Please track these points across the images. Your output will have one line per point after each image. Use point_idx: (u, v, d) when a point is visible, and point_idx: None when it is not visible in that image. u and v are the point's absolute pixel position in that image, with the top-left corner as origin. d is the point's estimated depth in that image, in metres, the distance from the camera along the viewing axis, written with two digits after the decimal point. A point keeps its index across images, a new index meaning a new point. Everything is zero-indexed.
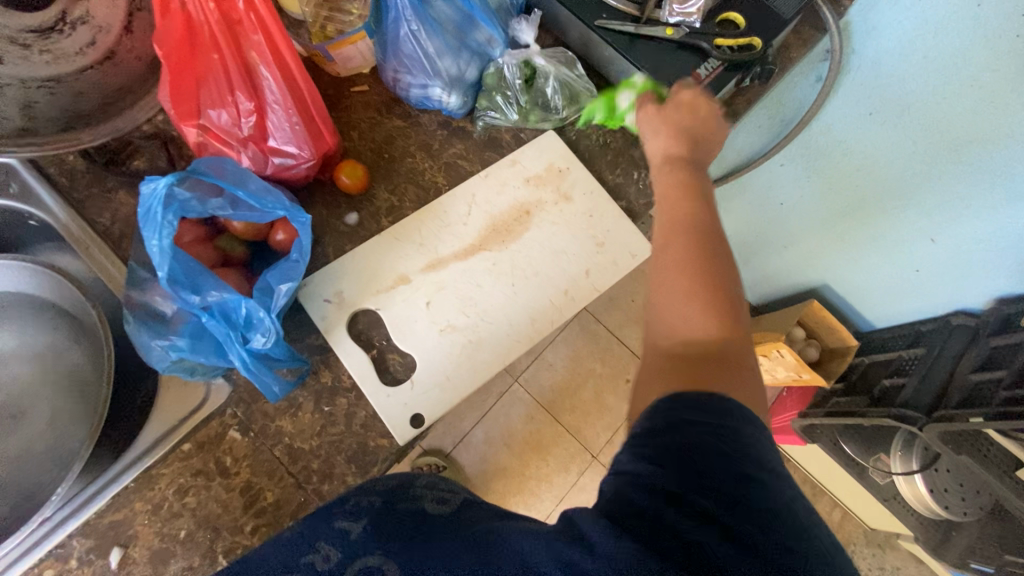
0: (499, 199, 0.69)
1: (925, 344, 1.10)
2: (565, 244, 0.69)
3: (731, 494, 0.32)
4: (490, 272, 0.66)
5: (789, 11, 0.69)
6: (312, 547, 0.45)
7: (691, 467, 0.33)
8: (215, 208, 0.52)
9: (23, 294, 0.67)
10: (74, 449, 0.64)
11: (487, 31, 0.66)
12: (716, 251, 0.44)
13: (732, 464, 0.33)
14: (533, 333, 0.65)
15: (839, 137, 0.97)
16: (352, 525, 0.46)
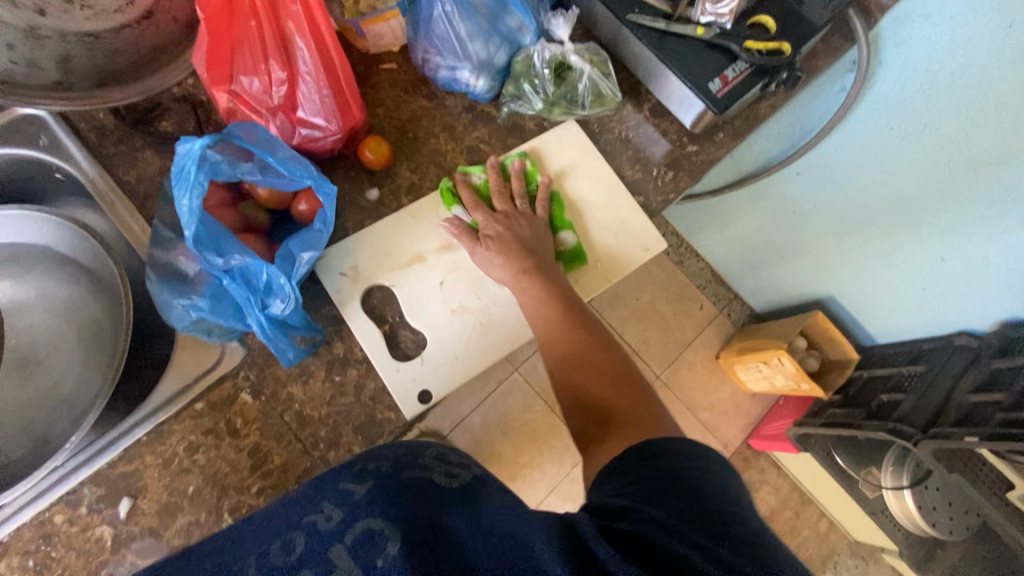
0: None
1: (927, 362, 1.11)
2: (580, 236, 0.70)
3: (697, 516, 0.38)
4: None
5: (820, 18, 0.70)
6: (316, 506, 0.45)
7: (659, 490, 0.40)
8: (245, 172, 0.52)
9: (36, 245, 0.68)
10: (88, 401, 0.66)
11: (519, 17, 0.66)
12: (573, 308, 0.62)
13: (695, 489, 0.40)
14: None
15: (857, 150, 0.97)
16: (356, 487, 0.46)
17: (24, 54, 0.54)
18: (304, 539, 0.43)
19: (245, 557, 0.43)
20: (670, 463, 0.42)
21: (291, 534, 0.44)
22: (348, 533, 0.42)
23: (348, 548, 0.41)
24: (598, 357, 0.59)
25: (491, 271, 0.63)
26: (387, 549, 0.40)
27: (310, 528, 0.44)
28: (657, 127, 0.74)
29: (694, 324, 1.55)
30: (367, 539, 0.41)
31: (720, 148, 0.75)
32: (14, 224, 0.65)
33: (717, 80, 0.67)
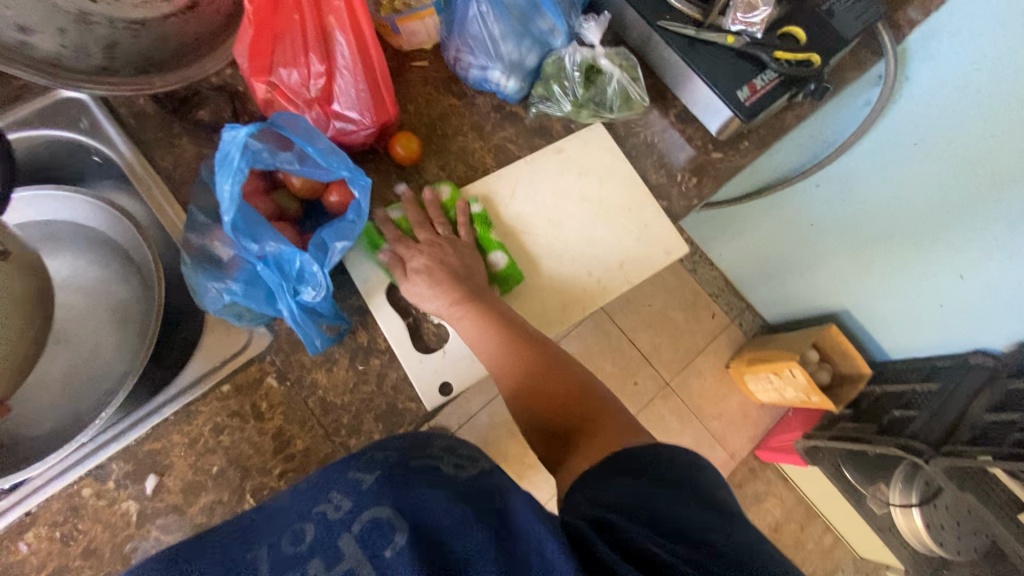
0: (539, 184, 0.70)
1: (941, 379, 1.11)
2: (602, 236, 0.70)
3: (687, 530, 0.37)
4: (526, 256, 0.68)
5: (850, 30, 0.70)
6: (325, 496, 0.45)
7: (649, 498, 0.39)
8: (284, 161, 0.54)
9: (68, 223, 0.69)
10: (115, 380, 0.67)
11: (551, 19, 0.67)
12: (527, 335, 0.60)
13: (685, 502, 0.40)
14: (563, 318, 0.67)
15: (878, 164, 0.97)
16: (365, 476, 0.46)
17: (74, 39, 0.55)
18: (314, 529, 0.42)
19: (256, 548, 0.42)
20: (661, 474, 0.41)
21: (301, 525, 0.43)
22: (355, 523, 0.41)
23: (354, 536, 0.39)
24: (557, 375, 0.59)
25: (424, 303, 0.60)
26: (393, 539, 0.38)
27: (319, 517, 0.43)
28: (682, 132, 0.75)
29: (705, 332, 1.54)
30: (373, 528, 0.39)
31: (744, 156, 0.75)
32: (43, 205, 0.67)
33: (745, 89, 0.68)
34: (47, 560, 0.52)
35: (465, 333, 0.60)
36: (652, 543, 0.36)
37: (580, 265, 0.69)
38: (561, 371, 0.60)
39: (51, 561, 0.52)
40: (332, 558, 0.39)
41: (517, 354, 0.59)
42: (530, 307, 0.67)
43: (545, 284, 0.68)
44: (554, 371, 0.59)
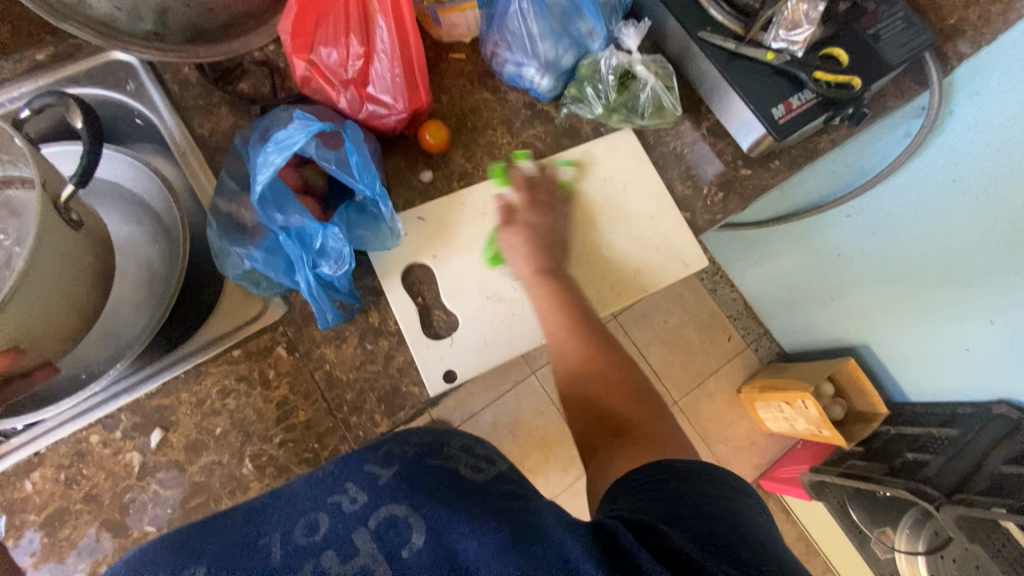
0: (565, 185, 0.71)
1: (959, 426, 1.07)
2: (621, 243, 0.70)
3: (692, 529, 0.39)
4: None
5: (896, 58, 0.69)
6: (339, 487, 0.46)
7: (652, 505, 0.41)
8: (325, 157, 0.55)
9: (100, 180, 0.72)
10: (132, 336, 0.69)
11: (591, 23, 0.67)
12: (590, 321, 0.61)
13: (708, 509, 0.42)
14: None
15: (913, 198, 0.94)
16: (381, 471, 0.48)
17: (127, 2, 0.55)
18: (328, 520, 0.43)
19: (269, 534, 0.42)
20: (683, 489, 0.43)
21: (315, 514, 0.44)
22: (372, 518, 0.42)
23: (371, 531, 0.41)
24: (603, 358, 0.60)
25: (513, 257, 0.64)
26: (411, 538, 0.39)
27: (334, 508, 0.44)
28: (712, 146, 0.74)
29: (718, 355, 1.52)
30: (391, 525, 0.41)
31: (775, 175, 0.74)
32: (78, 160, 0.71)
33: (781, 107, 0.67)
34: (49, 500, 0.54)
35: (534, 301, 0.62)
36: (667, 530, 0.38)
37: (597, 270, 0.69)
38: (615, 358, 0.61)
39: (54, 501, 0.54)
40: (347, 553, 0.39)
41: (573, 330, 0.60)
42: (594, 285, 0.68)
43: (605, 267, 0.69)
44: (610, 356, 0.60)
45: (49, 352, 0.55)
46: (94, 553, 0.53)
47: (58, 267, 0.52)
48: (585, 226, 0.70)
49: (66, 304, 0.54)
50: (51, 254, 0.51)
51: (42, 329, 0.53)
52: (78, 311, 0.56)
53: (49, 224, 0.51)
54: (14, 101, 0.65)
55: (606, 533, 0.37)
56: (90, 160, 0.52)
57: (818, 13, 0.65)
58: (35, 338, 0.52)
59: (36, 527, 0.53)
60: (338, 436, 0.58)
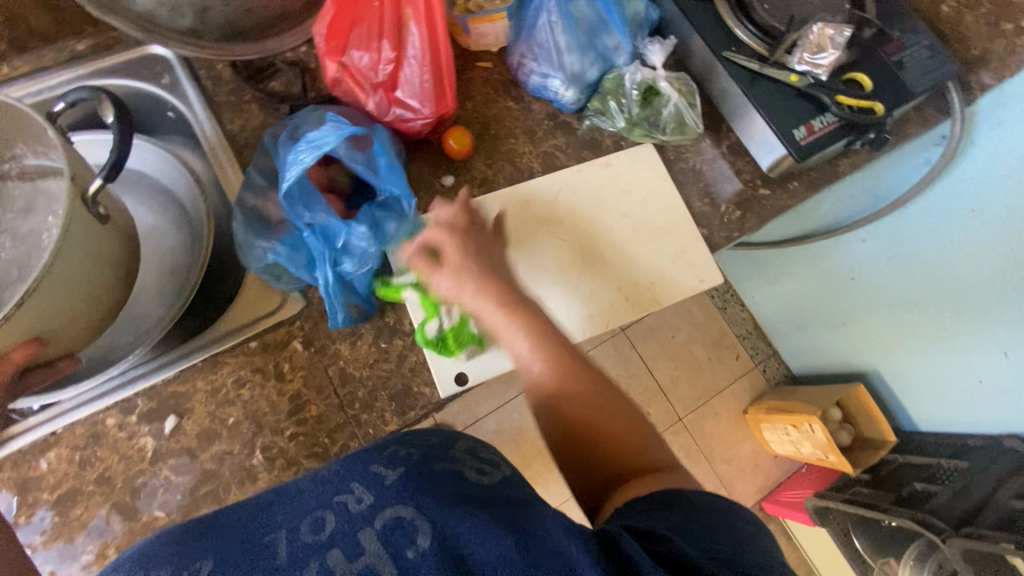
0: (590, 192, 0.71)
1: (970, 458, 1.06)
2: (649, 249, 0.71)
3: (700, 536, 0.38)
4: (569, 258, 0.69)
5: (919, 86, 0.70)
6: (346, 487, 0.46)
7: (658, 512, 0.40)
8: (352, 158, 0.56)
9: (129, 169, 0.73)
10: (151, 323, 0.70)
11: (617, 38, 0.69)
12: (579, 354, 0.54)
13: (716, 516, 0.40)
14: (611, 318, 0.68)
15: (931, 226, 0.94)
16: (387, 473, 0.47)
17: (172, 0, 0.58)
18: (334, 519, 0.42)
19: (274, 532, 0.42)
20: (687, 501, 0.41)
21: (321, 513, 0.43)
22: (377, 519, 0.42)
23: (376, 531, 0.41)
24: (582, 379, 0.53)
25: (463, 297, 0.55)
26: (417, 540, 0.39)
27: (340, 508, 0.43)
28: (731, 164, 0.75)
29: (726, 374, 1.51)
30: (396, 526, 0.41)
31: (793, 196, 0.74)
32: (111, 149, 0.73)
33: (802, 128, 0.68)
34: (62, 480, 0.55)
35: (502, 334, 0.54)
36: (666, 534, 0.37)
37: (613, 280, 0.69)
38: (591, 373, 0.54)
39: (66, 481, 0.55)
40: (353, 552, 0.39)
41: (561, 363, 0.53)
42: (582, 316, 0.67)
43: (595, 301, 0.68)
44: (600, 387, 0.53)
45: (66, 344, 0.55)
46: (103, 535, 0.54)
47: (83, 260, 0.52)
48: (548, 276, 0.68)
49: (90, 297, 0.54)
50: (82, 245, 0.51)
51: (63, 321, 0.52)
52: (99, 304, 0.56)
53: (76, 221, 0.50)
54: (53, 89, 0.66)
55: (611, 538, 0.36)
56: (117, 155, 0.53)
57: (843, 38, 0.66)
58: (54, 330, 0.51)
59: (48, 506, 0.54)
60: (348, 432, 0.58)
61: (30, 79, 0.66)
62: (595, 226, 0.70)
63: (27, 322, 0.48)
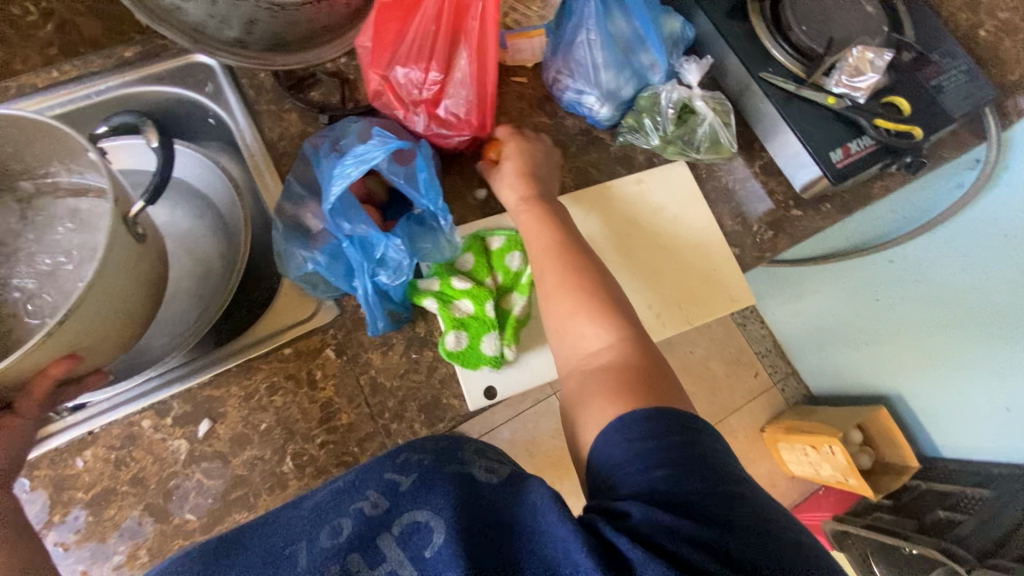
0: (657, 190, 0.73)
1: (996, 488, 1.05)
2: (705, 248, 0.72)
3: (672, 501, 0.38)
4: (634, 258, 0.70)
5: (957, 110, 0.69)
6: (361, 494, 0.46)
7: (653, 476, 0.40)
8: (394, 173, 0.58)
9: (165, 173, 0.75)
10: (185, 324, 0.71)
11: (654, 56, 0.69)
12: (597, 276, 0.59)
13: (715, 491, 0.39)
14: (676, 320, 0.69)
15: (961, 250, 0.93)
16: (401, 479, 0.46)
17: (221, 11, 0.58)
18: (351, 524, 0.43)
19: (294, 544, 0.43)
20: (681, 453, 0.41)
21: (338, 521, 0.44)
22: (395, 525, 0.42)
23: (395, 538, 0.41)
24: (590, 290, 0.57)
25: (502, 190, 0.66)
26: (432, 540, 0.40)
27: (356, 514, 0.44)
28: (764, 184, 0.75)
29: (744, 391, 1.50)
30: (414, 530, 0.41)
31: (825, 218, 0.74)
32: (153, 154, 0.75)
33: (839, 151, 0.68)
34: (98, 480, 0.55)
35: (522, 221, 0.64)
36: (653, 517, 0.37)
37: (643, 297, 0.69)
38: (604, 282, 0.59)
39: (101, 481, 0.55)
40: (375, 558, 0.41)
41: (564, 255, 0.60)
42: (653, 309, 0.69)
43: (665, 297, 0.70)
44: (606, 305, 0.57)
45: (101, 360, 0.51)
46: (135, 536, 0.54)
47: (124, 273, 0.49)
48: (621, 269, 0.70)
49: (128, 309, 0.51)
50: (132, 252, 0.50)
51: (102, 336, 0.49)
52: (134, 318, 0.52)
53: (118, 238, 0.48)
54: (102, 94, 0.67)
55: (588, 525, 0.39)
56: (161, 178, 0.55)
57: (882, 62, 0.67)
58: (92, 345, 0.48)
59: (82, 506, 0.54)
60: (377, 442, 0.59)
61: (77, 84, 0.66)
62: (660, 227, 0.72)
63: (67, 337, 0.45)
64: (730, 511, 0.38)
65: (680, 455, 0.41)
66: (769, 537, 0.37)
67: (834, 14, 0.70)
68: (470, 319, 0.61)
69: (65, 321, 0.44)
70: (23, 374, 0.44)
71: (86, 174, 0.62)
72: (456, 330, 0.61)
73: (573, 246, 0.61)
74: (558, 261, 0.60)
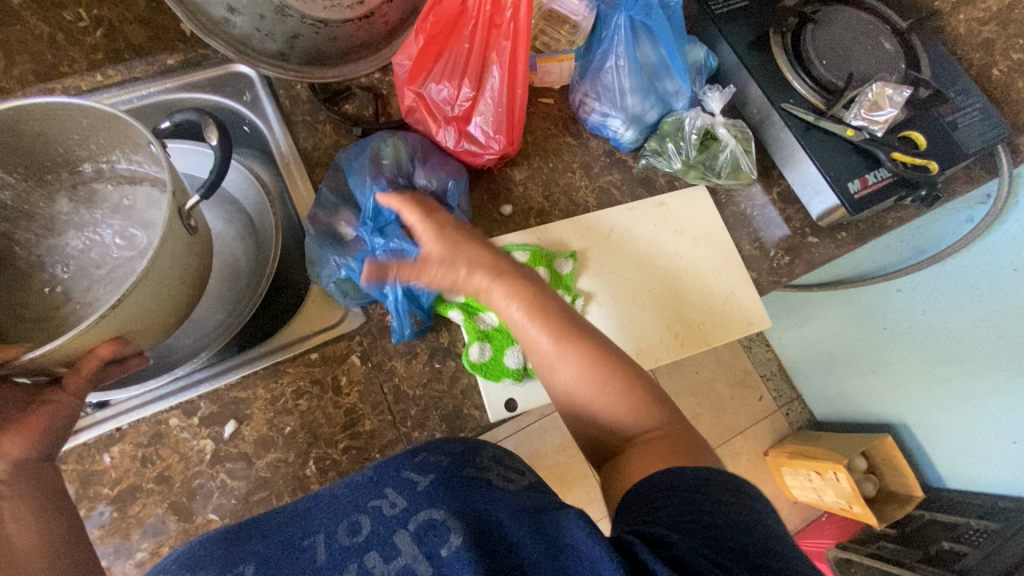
0: (676, 219, 0.74)
1: (1002, 520, 1.04)
2: (719, 279, 0.73)
3: (700, 519, 0.37)
4: (646, 281, 0.72)
5: (971, 146, 0.71)
6: (380, 492, 0.44)
7: (682, 505, 0.38)
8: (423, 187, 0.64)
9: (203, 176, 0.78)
10: (211, 327, 0.73)
11: (678, 83, 0.71)
12: (597, 351, 0.52)
13: (746, 523, 0.37)
14: (676, 347, 0.70)
15: (973, 283, 0.95)
16: (419, 478, 0.45)
17: (268, 25, 0.59)
18: (369, 522, 0.42)
19: (313, 536, 0.43)
20: (711, 486, 0.40)
21: (357, 517, 0.43)
22: (411, 521, 0.41)
23: (410, 534, 0.40)
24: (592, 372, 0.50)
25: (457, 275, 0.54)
26: (449, 538, 0.38)
27: (375, 513, 0.43)
28: (781, 211, 0.76)
29: (748, 414, 1.50)
30: (430, 527, 0.40)
31: (841, 247, 0.75)
32: (190, 158, 0.77)
33: (857, 181, 0.69)
34: (124, 476, 0.56)
35: (496, 302, 0.54)
36: (679, 536, 0.35)
37: (661, 319, 0.70)
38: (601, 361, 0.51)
39: (126, 478, 0.56)
40: (390, 553, 0.39)
41: (559, 342, 0.51)
42: (652, 337, 0.70)
43: (669, 325, 0.70)
44: (612, 380, 0.50)
45: (144, 344, 0.54)
46: (158, 534, 0.55)
47: (170, 267, 0.51)
48: (631, 293, 0.71)
49: (168, 301, 0.52)
50: (175, 254, 0.52)
51: (146, 322, 0.51)
52: (177, 307, 0.55)
53: (173, 230, 0.50)
54: (143, 99, 0.69)
55: (626, 549, 0.35)
56: (217, 174, 0.56)
57: (901, 98, 0.69)
58: (138, 329, 0.51)
59: (107, 502, 0.55)
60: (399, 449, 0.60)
61: (123, 89, 0.69)
62: (675, 253, 0.73)
63: (116, 319, 0.47)
64: (757, 529, 0.37)
65: (698, 474, 0.41)
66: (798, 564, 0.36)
67: (854, 50, 0.72)
68: (494, 331, 0.63)
69: (116, 306, 0.46)
70: (71, 354, 0.46)
71: (144, 164, 0.64)
72: (480, 341, 0.63)
73: (563, 326, 0.53)
74: (551, 342, 0.52)
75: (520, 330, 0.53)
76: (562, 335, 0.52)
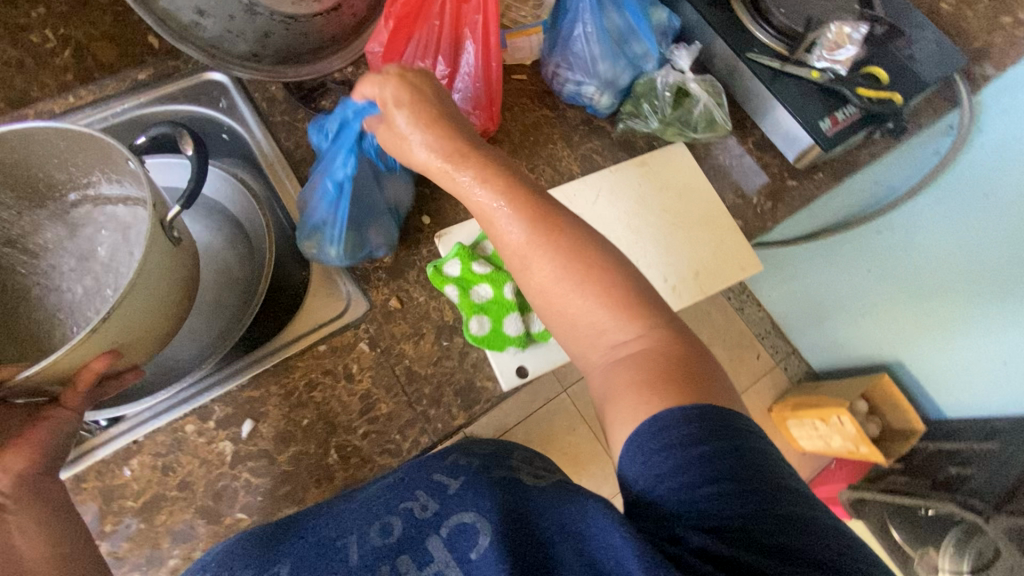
0: (661, 176, 0.76)
1: (1003, 440, 1.08)
2: (708, 230, 0.75)
3: (730, 482, 0.37)
4: (637, 240, 0.73)
5: (931, 76, 0.74)
6: (410, 494, 0.45)
7: (711, 463, 0.38)
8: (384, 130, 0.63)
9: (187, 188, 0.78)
10: (214, 336, 0.73)
11: (646, 45, 0.73)
12: (582, 249, 0.50)
13: (769, 473, 0.38)
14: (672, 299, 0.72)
15: (946, 224, 0.97)
16: (450, 481, 0.45)
17: (238, 25, 0.60)
18: (401, 526, 0.43)
19: (346, 537, 0.44)
20: (732, 440, 0.39)
21: (388, 519, 0.44)
22: (443, 526, 0.42)
23: (443, 540, 0.41)
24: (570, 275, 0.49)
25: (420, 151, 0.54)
26: (478, 542, 0.40)
27: (406, 515, 0.44)
28: (758, 159, 0.79)
29: (749, 373, 1.52)
30: (461, 531, 0.41)
31: (819, 187, 0.78)
32: (171, 172, 0.77)
33: (828, 120, 0.71)
34: (147, 487, 0.56)
35: (461, 185, 0.53)
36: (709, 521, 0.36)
37: (657, 273, 0.72)
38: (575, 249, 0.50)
39: (149, 488, 0.56)
40: (423, 559, 0.41)
41: (534, 234, 0.50)
42: None
43: (665, 279, 0.72)
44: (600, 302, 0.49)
45: (137, 356, 0.54)
46: (189, 539, 0.55)
47: (158, 273, 0.52)
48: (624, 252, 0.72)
49: (156, 309, 0.53)
50: (162, 263, 0.52)
51: (137, 333, 0.51)
52: (168, 313, 0.55)
53: (159, 240, 0.51)
54: (117, 115, 0.70)
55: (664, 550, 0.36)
56: (195, 184, 0.57)
57: (859, 36, 0.70)
58: (128, 341, 0.51)
59: (133, 514, 0.55)
60: (418, 428, 0.60)
61: (97, 108, 0.69)
62: (664, 210, 0.75)
63: (108, 332, 0.47)
64: (779, 476, 0.38)
65: (719, 423, 0.39)
66: (840, 535, 0.36)
67: None
68: (490, 303, 0.64)
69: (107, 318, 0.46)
70: (66, 370, 0.46)
71: (124, 182, 0.62)
72: (478, 315, 0.63)
73: (538, 215, 0.51)
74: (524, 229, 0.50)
75: (490, 217, 0.52)
76: (536, 222, 0.50)
